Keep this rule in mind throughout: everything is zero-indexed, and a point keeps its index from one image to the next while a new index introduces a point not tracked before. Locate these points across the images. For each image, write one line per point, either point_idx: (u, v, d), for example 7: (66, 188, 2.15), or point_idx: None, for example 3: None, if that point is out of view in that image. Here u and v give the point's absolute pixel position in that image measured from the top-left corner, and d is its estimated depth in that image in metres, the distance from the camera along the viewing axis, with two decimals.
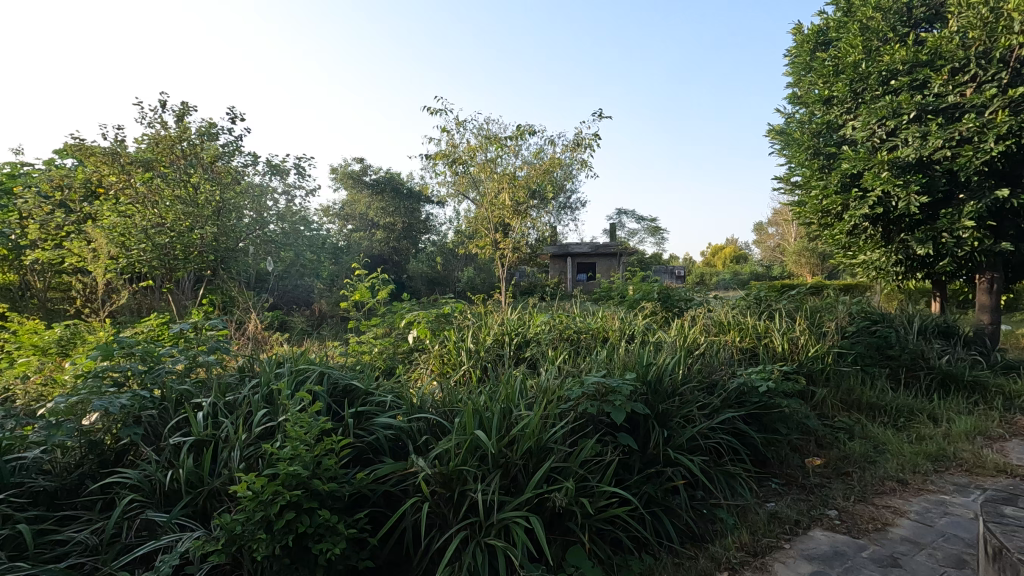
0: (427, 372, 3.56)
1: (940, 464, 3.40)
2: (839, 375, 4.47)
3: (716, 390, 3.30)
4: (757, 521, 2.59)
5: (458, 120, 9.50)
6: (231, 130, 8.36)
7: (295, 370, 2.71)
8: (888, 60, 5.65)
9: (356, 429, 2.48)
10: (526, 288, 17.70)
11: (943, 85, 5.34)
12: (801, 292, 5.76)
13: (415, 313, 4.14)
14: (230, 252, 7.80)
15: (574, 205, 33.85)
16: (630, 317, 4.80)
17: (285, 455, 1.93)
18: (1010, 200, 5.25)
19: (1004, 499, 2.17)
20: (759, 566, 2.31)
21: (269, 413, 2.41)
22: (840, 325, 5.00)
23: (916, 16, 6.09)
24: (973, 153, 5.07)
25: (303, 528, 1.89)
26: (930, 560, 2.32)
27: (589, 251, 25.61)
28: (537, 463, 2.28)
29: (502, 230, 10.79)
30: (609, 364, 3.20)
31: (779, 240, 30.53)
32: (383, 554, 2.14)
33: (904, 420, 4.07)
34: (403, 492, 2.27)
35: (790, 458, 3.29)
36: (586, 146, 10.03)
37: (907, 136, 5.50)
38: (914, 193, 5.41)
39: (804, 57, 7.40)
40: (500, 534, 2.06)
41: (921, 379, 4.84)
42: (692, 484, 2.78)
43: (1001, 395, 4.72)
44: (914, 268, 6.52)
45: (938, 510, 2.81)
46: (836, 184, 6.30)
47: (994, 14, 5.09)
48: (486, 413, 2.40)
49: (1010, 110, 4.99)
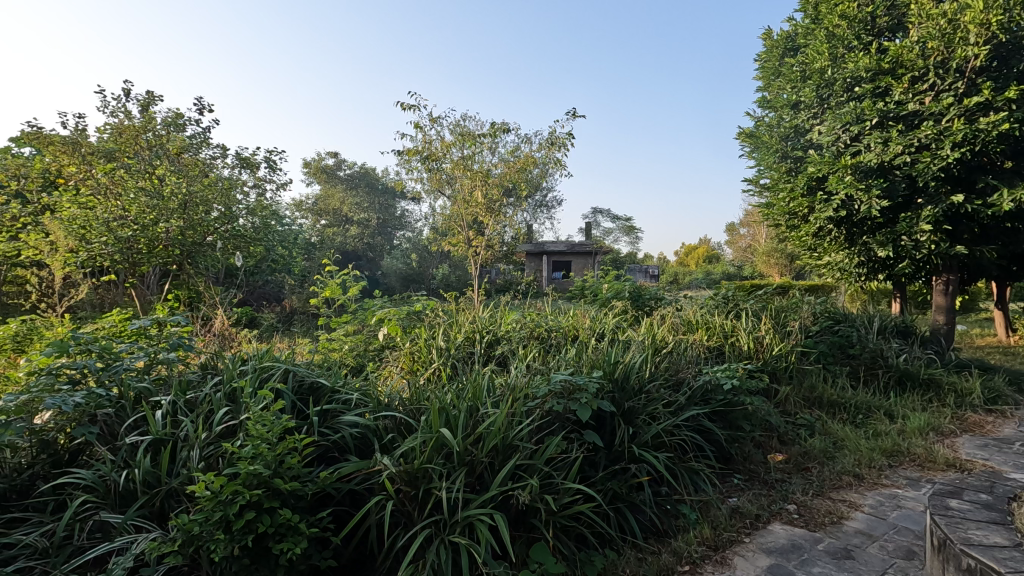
0: (397, 370, 3.54)
1: (895, 459, 3.52)
2: (802, 373, 4.60)
3: (682, 388, 3.36)
4: (719, 516, 2.65)
5: (432, 117, 9.45)
6: (198, 121, 8.17)
7: (259, 367, 2.67)
8: (851, 67, 5.80)
9: (322, 427, 2.46)
10: (500, 286, 17.74)
11: (903, 93, 5.51)
12: (767, 292, 5.89)
13: (385, 310, 4.10)
14: (196, 247, 7.39)
15: (550, 205, 34.05)
16: (601, 315, 4.85)
17: (246, 454, 1.90)
18: (964, 206, 5.44)
19: (951, 493, 2.29)
20: (719, 559, 2.36)
21: (231, 412, 2.37)
22: (804, 325, 5.15)
23: (880, 24, 6.16)
24: (931, 160, 5.23)
25: (263, 527, 1.86)
26: (881, 552, 2.40)
27: (564, 250, 25.83)
28: (502, 462, 2.29)
29: (476, 228, 10.82)
30: (577, 362, 3.22)
31: (749, 240, 31.17)
32: (346, 553, 2.13)
33: (862, 417, 4.20)
34: (367, 491, 2.26)
35: (753, 454, 3.37)
36: (560, 145, 10.08)
37: (869, 142, 5.68)
38: (875, 197, 5.57)
39: (774, 62, 7.61)
40: (464, 531, 2.06)
41: (879, 377, 5.00)
42: (657, 480, 2.83)
43: (953, 392, 4.91)
44: (876, 269, 6.75)
45: (891, 503, 2.91)
46: (802, 187, 6.48)
47: (952, 25, 5.22)
48: (453, 411, 2.40)
49: (965, 118, 5.14)
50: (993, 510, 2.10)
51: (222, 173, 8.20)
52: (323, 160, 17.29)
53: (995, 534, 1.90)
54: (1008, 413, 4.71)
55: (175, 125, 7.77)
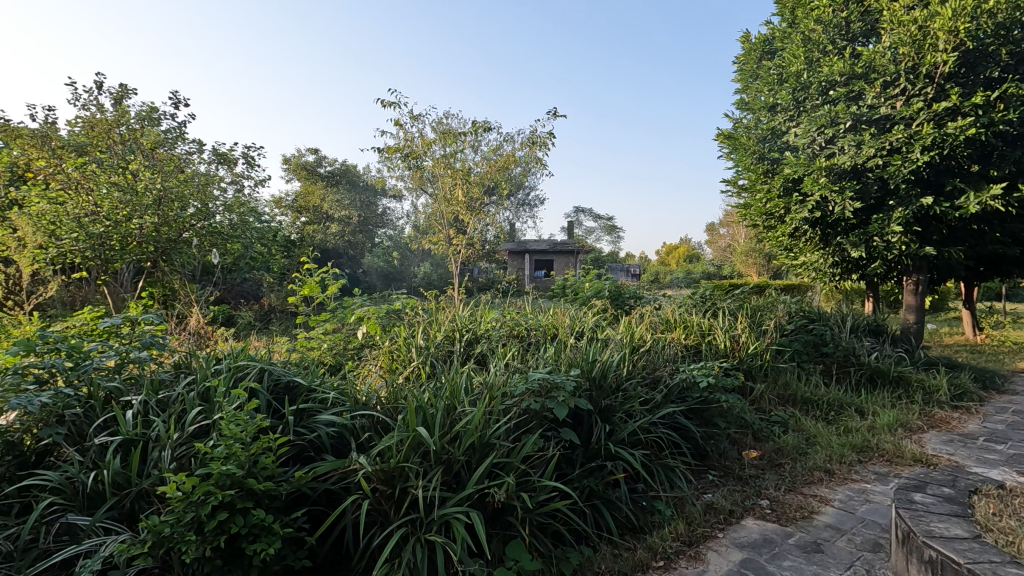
0: (376, 368, 3.53)
1: (865, 454, 3.61)
2: (776, 371, 4.69)
3: (659, 385, 3.41)
4: (693, 512, 2.69)
5: (413, 114, 9.40)
6: (174, 115, 8.03)
7: (233, 366, 2.63)
8: (826, 71, 5.93)
9: (297, 426, 2.44)
10: (482, 284, 17.72)
11: (875, 97, 5.65)
12: (744, 292, 5.99)
13: (365, 308, 4.06)
14: (171, 244, 7.24)
15: (533, 204, 34.11)
16: (580, 314, 4.88)
17: (218, 454, 1.87)
18: (933, 208, 5.59)
19: (915, 486, 2.36)
20: (693, 554, 2.40)
21: (205, 411, 2.33)
22: (779, 324, 5.26)
23: (854, 30, 6.33)
24: (901, 162, 5.37)
25: (236, 528, 1.84)
26: (849, 545, 2.46)
27: (546, 248, 25.97)
28: (479, 460, 2.29)
29: (457, 227, 10.82)
30: (555, 361, 3.24)
31: (729, 240, 31.61)
32: (321, 553, 2.12)
33: (834, 414, 4.30)
34: (344, 490, 2.25)
35: (728, 451, 3.43)
36: (542, 144, 10.11)
37: (843, 144, 5.79)
38: (848, 199, 5.71)
39: (751, 65, 7.72)
40: (440, 529, 2.07)
41: (851, 375, 5.12)
42: (633, 477, 2.86)
43: (922, 389, 5.05)
44: (850, 269, 6.92)
45: (859, 498, 2.98)
46: (778, 189, 6.61)
47: (922, 32, 5.34)
48: (430, 409, 2.40)
49: (934, 123, 5.28)
50: (955, 503, 2.17)
51: (199, 168, 8.06)
52: (302, 155, 16.87)
53: (955, 526, 1.96)
54: (973, 409, 4.87)
55: (150, 119, 7.75)
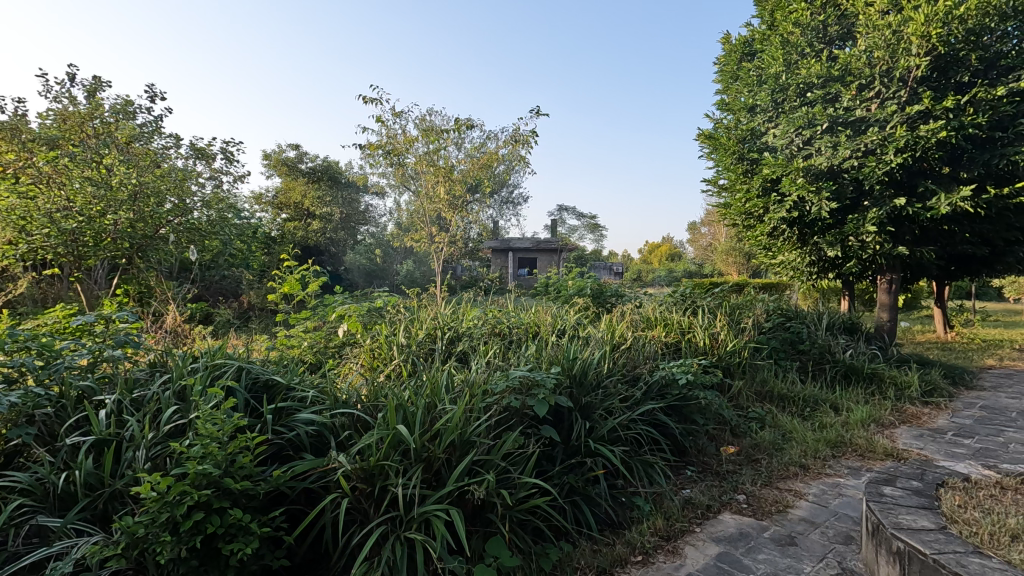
0: (357, 367, 3.52)
1: (838, 449, 3.70)
2: (754, 368, 4.77)
3: (638, 382, 3.45)
4: (671, 507, 2.73)
5: (395, 111, 9.33)
6: (150, 109, 7.87)
7: (209, 364, 2.59)
8: (804, 73, 6.03)
9: (276, 425, 2.42)
10: (465, 282, 17.66)
11: (851, 99, 5.77)
12: (724, 290, 6.08)
13: (346, 305, 4.03)
14: (147, 240, 7.07)
15: (517, 201, 34.05)
16: (562, 312, 4.90)
17: (194, 454, 1.84)
18: (906, 209, 5.73)
19: (885, 480, 2.42)
20: (671, 549, 2.44)
21: (180, 411, 2.30)
22: (757, 321, 5.35)
23: (831, 33, 6.50)
24: (876, 164, 5.49)
25: (212, 528, 1.82)
26: (822, 538, 2.52)
27: (529, 246, 26.07)
28: (459, 458, 2.30)
29: (440, 224, 10.80)
30: (536, 358, 3.26)
31: (710, 239, 31.98)
32: (300, 552, 2.11)
33: (810, 409, 4.39)
34: (323, 489, 2.24)
35: (706, 446, 3.48)
36: (525, 142, 10.11)
37: (820, 146, 5.89)
38: (825, 199, 5.83)
39: (732, 66, 7.80)
40: (420, 527, 2.07)
41: (826, 372, 5.23)
42: (613, 473, 2.89)
43: (894, 385, 5.18)
44: (826, 268, 7.07)
45: (833, 491, 3.06)
46: (757, 189, 6.71)
47: (896, 36, 5.47)
48: (411, 408, 2.39)
49: (907, 125, 5.39)
50: (923, 496, 2.24)
51: (176, 163, 7.91)
52: (283, 151, 16.36)
53: (922, 518, 2.02)
54: (942, 404, 5.01)
55: (125, 113, 7.61)
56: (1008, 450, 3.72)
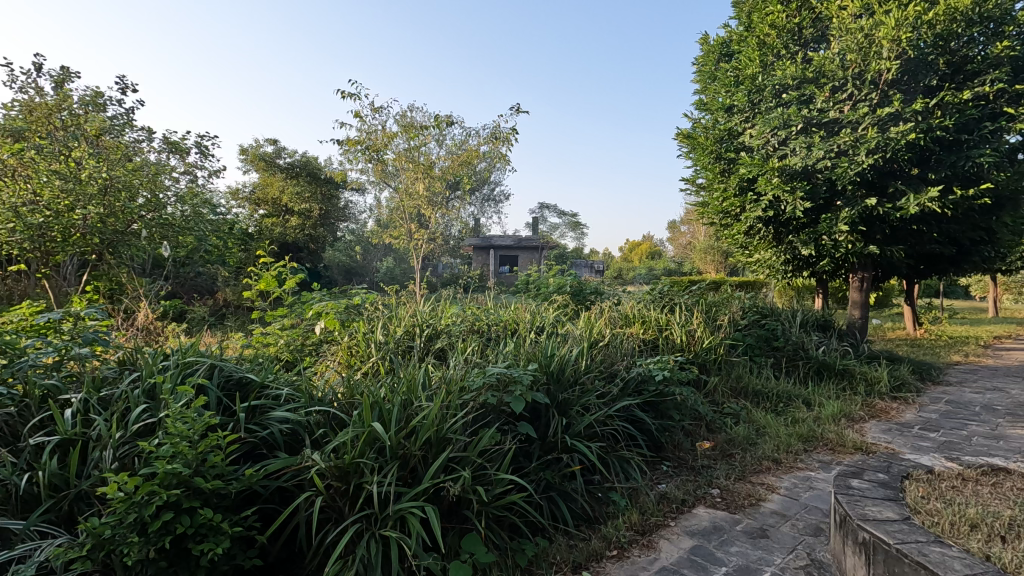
0: (333, 365, 3.49)
1: (810, 443, 3.77)
2: (729, 364, 4.84)
3: (616, 379, 3.48)
4: (647, 502, 2.76)
5: (374, 106, 9.24)
6: (121, 101, 7.66)
7: (181, 362, 2.54)
8: (780, 75, 6.14)
9: (249, 423, 2.38)
10: (446, 279, 17.58)
11: (825, 101, 5.88)
12: (701, 288, 6.16)
13: (323, 302, 3.99)
14: (118, 235, 6.90)
15: (499, 199, 34.03)
16: (541, 309, 4.92)
17: (163, 453, 1.81)
18: (876, 209, 5.88)
19: (853, 473, 2.48)
20: (645, 543, 2.47)
21: (150, 409, 2.24)
22: (733, 319, 5.43)
23: (806, 36, 6.65)
24: (848, 165, 5.62)
25: (181, 528, 1.79)
26: (793, 530, 2.58)
27: (511, 244, 26.11)
28: (436, 455, 2.29)
29: (419, 222, 10.73)
30: (514, 355, 3.27)
31: (690, 238, 32.38)
32: (273, 552, 2.09)
33: (783, 405, 4.48)
34: (297, 488, 2.21)
35: (681, 442, 3.53)
36: (506, 139, 10.11)
37: (794, 146, 6.00)
38: (799, 199, 5.95)
39: (709, 67, 7.85)
40: (396, 524, 2.06)
41: (799, 368, 5.34)
42: (590, 469, 2.92)
43: (864, 381, 5.31)
44: (800, 266, 7.21)
45: (804, 485, 3.12)
46: (734, 188, 6.82)
47: (868, 40, 5.61)
48: (387, 405, 2.38)
49: (878, 127, 5.52)
50: (888, 487, 2.30)
51: (149, 157, 7.73)
52: (260, 147, 16.03)
53: (887, 509, 2.08)
54: (910, 399, 5.16)
55: (95, 104, 7.42)
56: (971, 443, 3.84)
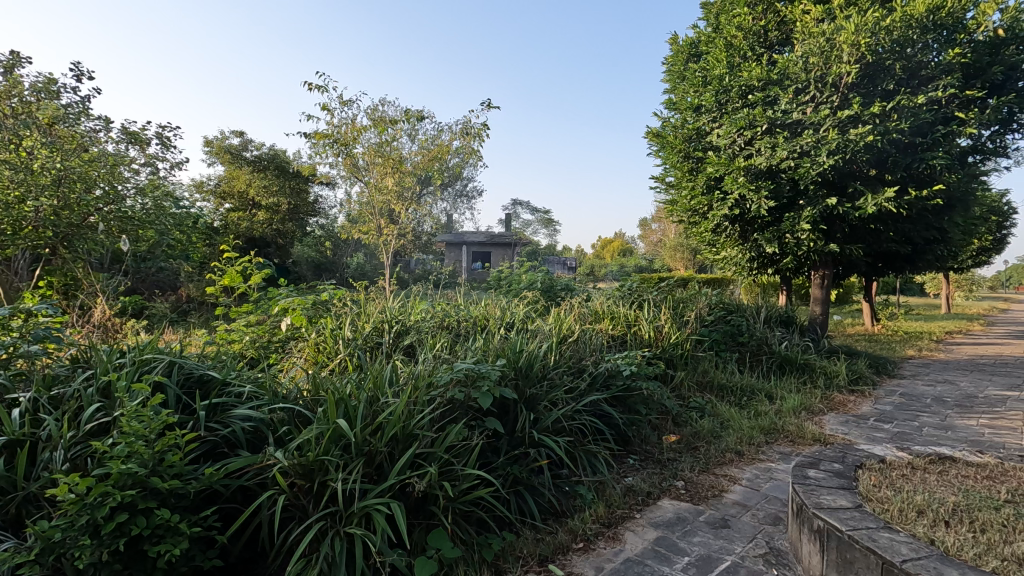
0: (300, 362, 3.44)
1: (772, 435, 3.89)
2: (695, 359, 4.95)
3: (584, 374, 3.52)
4: (613, 495, 2.81)
5: (343, 99, 9.09)
6: (76, 89, 7.36)
7: (138, 359, 2.46)
8: (745, 76, 6.27)
9: (210, 421, 2.33)
10: (417, 275, 17.46)
11: (789, 102, 6.04)
12: (669, 284, 6.26)
13: (289, 298, 3.91)
14: (74, 229, 6.63)
15: (470, 194, 33.93)
16: (511, 305, 4.94)
17: (118, 453, 1.76)
18: (837, 208, 6.08)
19: (810, 463, 2.57)
20: (611, 535, 2.51)
21: (104, 408, 2.17)
22: (700, 315, 5.55)
23: (771, 38, 6.82)
24: (810, 166, 5.80)
25: (136, 530, 1.74)
26: (753, 519, 2.65)
27: (484, 240, 26.19)
28: (402, 451, 2.28)
29: (390, 217, 10.62)
30: (483, 350, 3.27)
31: (660, 236, 32.94)
32: (234, 552, 2.06)
33: (746, 398, 4.59)
34: (260, 486, 2.18)
35: (648, 436, 3.59)
36: (478, 135, 10.09)
37: (760, 146, 6.16)
38: (763, 198, 6.12)
39: (678, 66, 7.85)
40: (361, 522, 2.04)
41: (763, 362, 5.49)
42: (557, 463, 2.95)
43: (824, 374, 5.50)
44: (765, 263, 7.39)
45: (764, 476, 3.22)
46: (702, 186, 6.94)
47: (829, 44, 5.79)
48: (353, 402, 2.36)
49: (839, 129, 5.70)
50: (842, 477, 2.39)
51: (107, 147, 7.42)
52: (226, 139, 15.59)
53: (841, 498, 2.16)
54: (866, 392, 5.35)
55: (48, 92, 7.09)
56: (921, 433, 4.01)
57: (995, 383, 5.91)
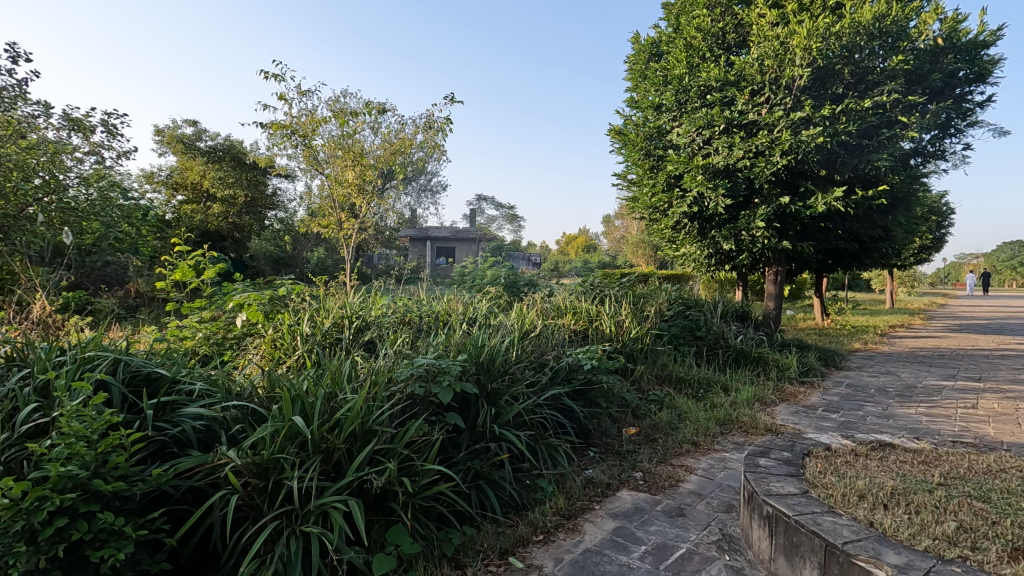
0: (256, 359, 3.35)
1: (727, 426, 4.01)
2: (655, 353, 5.05)
3: (545, 368, 3.55)
4: (573, 487, 2.85)
5: (302, 89, 8.86)
6: (12, 71, 6.92)
7: (79, 357, 2.34)
8: (704, 76, 6.41)
9: (157, 420, 2.24)
10: (379, 271, 17.24)
11: (745, 103, 6.22)
12: (631, 280, 6.37)
13: (244, 293, 3.76)
14: (10, 220, 6.24)
15: (435, 189, 33.75)
16: (474, 300, 4.93)
17: (56, 455, 1.67)
18: (789, 206, 6.32)
19: (761, 452, 2.66)
20: (571, 527, 2.54)
21: (42, 408, 2.05)
22: (659, 310, 5.67)
23: (729, 40, 7.00)
24: (765, 165, 6.02)
25: (77, 534, 1.66)
26: (708, 507, 2.74)
27: (448, 235, 26.18)
28: (360, 447, 2.25)
29: (351, 212, 10.42)
30: (444, 345, 3.26)
31: (623, 232, 33.55)
32: (184, 555, 1.99)
33: (703, 391, 4.73)
34: (212, 487, 2.11)
35: (608, 428, 3.65)
36: (441, 129, 10.02)
37: (717, 146, 6.33)
38: (720, 196, 6.31)
39: (640, 65, 7.96)
40: (318, 520, 2.01)
41: (719, 356, 5.66)
42: (518, 457, 2.96)
43: (776, 367, 5.71)
44: (722, 260, 7.60)
45: (719, 465, 3.32)
46: (662, 184, 7.07)
47: (783, 47, 6.00)
48: (309, 398, 2.31)
49: (792, 130, 5.91)
50: (790, 464, 2.49)
51: (47, 134, 7.03)
52: (178, 128, 15.02)
53: (788, 484, 2.25)
54: (815, 383, 5.59)
55: None
56: (864, 422, 4.21)
57: (932, 374, 6.26)
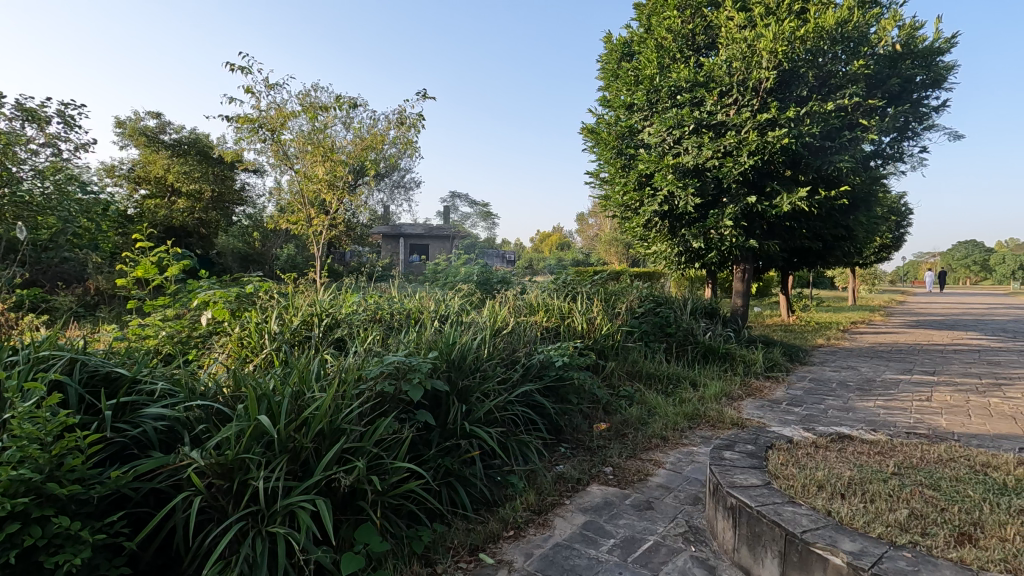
0: (222, 358, 3.28)
1: (695, 421, 4.09)
2: (626, 349, 5.12)
3: (517, 365, 3.56)
4: (543, 483, 2.87)
5: (270, 82, 8.65)
6: None
7: (33, 357, 2.25)
8: (674, 77, 6.50)
9: (116, 421, 2.18)
10: (352, 268, 17.05)
11: (714, 104, 6.33)
12: (603, 277, 6.43)
13: (210, 291, 3.67)
14: None
15: (408, 186, 33.46)
16: (446, 298, 4.91)
17: (7, 457, 1.61)
18: (756, 206, 6.48)
19: (726, 446, 2.73)
20: (541, 522, 2.57)
21: None
22: (630, 307, 5.74)
23: (699, 42, 7.10)
24: (732, 165, 6.15)
25: (31, 540, 1.61)
26: (675, 500, 2.79)
27: (421, 233, 26.01)
28: (329, 446, 2.23)
29: (322, 207, 10.25)
30: (415, 342, 3.24)
31: (596, 230, 33.88)
32: (145, 559, 1.95)
33: (672, 386, 4.81)
34: (175, 489, 2.07)
35: (579, 424, 3.69)
36: (413, 125, 9.93)
37: (687, 146, 6.44)
38: (690, 195, 6.43)
39: (612, 64, 8.01)
40: (285, 520, 1.98)
41: (688, 352, 5.77)
42: (489, 454, 2.97)
43: (743, 362, 5.85)
44: (692, 258, 7.73)
45: (686, 459, 3.39)
46: (633, 182, 7.16)
47: (750, 50, 6.12)
48: (276, 397, 2.27)
49: (758, 131, 6.05)
50: (754, 457, 2.55)
51: None
52: (140, 120, 14.56)
53: (752, 476, 2.31)
54: (780, 378, 5.75)
55: None
56: (826, 415, 4.35)
57: (891, 368, 6.49)
